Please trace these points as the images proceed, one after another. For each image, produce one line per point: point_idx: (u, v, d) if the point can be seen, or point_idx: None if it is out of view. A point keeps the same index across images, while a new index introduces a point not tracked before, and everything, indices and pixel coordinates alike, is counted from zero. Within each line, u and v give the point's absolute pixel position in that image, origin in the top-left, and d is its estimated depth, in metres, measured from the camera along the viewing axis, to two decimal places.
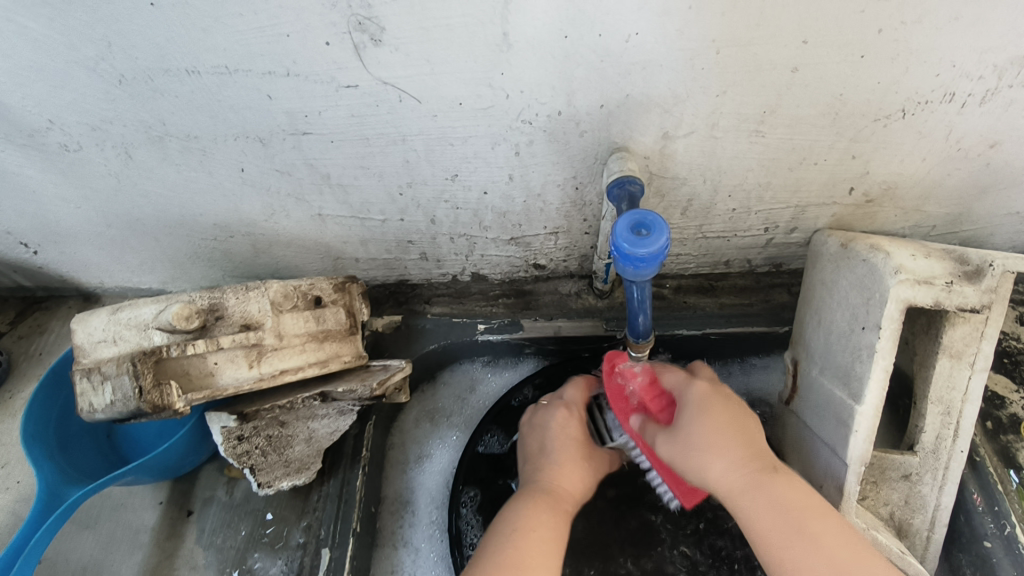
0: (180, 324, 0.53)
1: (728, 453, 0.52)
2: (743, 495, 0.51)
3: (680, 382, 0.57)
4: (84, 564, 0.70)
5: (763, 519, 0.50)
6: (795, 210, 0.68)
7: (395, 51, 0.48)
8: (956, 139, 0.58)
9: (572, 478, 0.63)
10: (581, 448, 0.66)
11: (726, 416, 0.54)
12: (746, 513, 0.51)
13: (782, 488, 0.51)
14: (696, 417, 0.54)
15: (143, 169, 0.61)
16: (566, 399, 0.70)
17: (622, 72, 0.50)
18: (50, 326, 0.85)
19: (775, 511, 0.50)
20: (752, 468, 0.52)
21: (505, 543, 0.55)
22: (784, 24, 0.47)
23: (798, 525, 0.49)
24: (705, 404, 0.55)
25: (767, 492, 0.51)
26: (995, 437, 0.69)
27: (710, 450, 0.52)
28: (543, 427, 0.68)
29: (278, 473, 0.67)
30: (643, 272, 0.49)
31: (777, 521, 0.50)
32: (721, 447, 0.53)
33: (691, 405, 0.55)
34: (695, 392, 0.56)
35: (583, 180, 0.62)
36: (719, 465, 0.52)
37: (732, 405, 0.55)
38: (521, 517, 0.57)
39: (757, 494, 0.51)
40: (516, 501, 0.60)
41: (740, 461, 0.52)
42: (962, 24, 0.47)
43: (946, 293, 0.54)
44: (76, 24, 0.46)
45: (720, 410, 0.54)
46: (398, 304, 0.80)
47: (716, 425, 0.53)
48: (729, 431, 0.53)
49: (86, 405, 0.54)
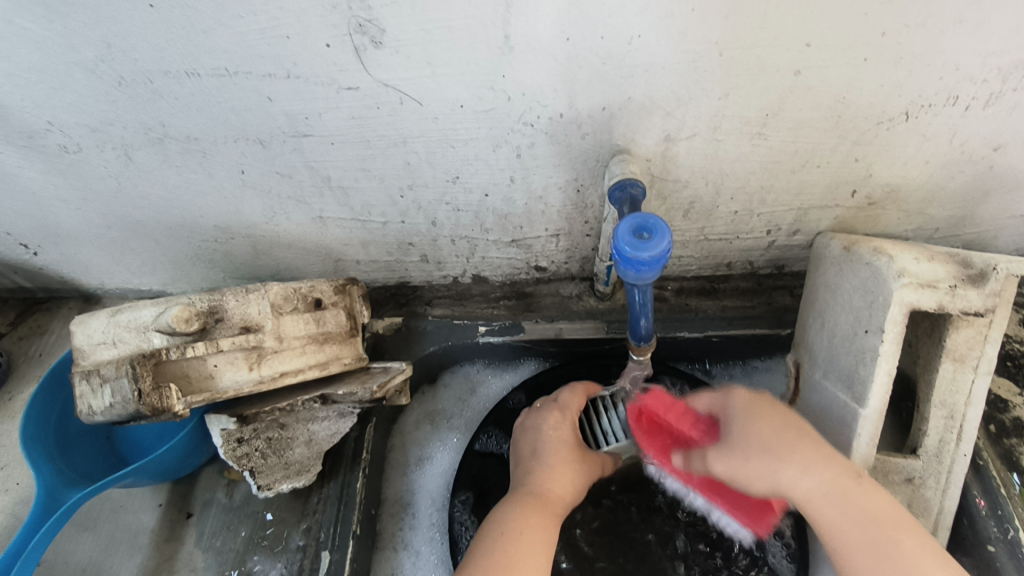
0: (179, 327, 0.53)
1: (796, 460, 0.52)
2: (822, 503, 0.51)
3: (718, 399, 0.59)
4: (83, 566, 0.69)
5: (848, 526, 0.50)
6: (797, 213, 0.67)
7: (396, 53, 0.48)
8: (960, 142, 0.58)
9: (563, 480, 0.63)
10: (574, 450, 0.65)
11: (785, 422, 0.55)
12: (825, 520, 0.51)
13: (859, 492, 0.51)
14: (751, 424, 0.55)
15: (143, 171, 0.60)
16: (561, 402, 0.69)
17: (624, 74, 0.50)
18: (50, 328, 0.85)
19: (859, 519, 0.50)
20: (829, 474, 0.52)
21: (494, 547, 0.54)
22: (788, 26, 0.46)
23: (881, 533, 0.49)
24: (759, 412, 0.55)
25: (847, 500, 0.51)
26: (998, 440, 0.69)
27: (779, 457, 0.52)
28: (534, 430, 0.67)
29: (278, 475, 0.66)
30: (645, 275, 0.49)
31: (863, 529, 0.49)
32: (790, 454, 0.52)
33: (738, 414, 0.56)
34: (738, 402, 0.57)
35: (584, 182, 0.62)
36: (790, 471, 0.52)
37: (784, 412, 0.56)
38: (510, 520, 0.57)
39: (839, 501, 0.51)
40: (505, 503, 0.60)
41: (813, 465, 0.52)
42: (967, 26, 0.47)
43: (949, 296, 0.54)
44: (76, 26, 0.46)
45: (775, 417, 0.55)
46: (399, 306, 0.80)
47: (778, 432, 0.54)
48: (796, 437, 0.53)
49: (86, 407, 0.54)
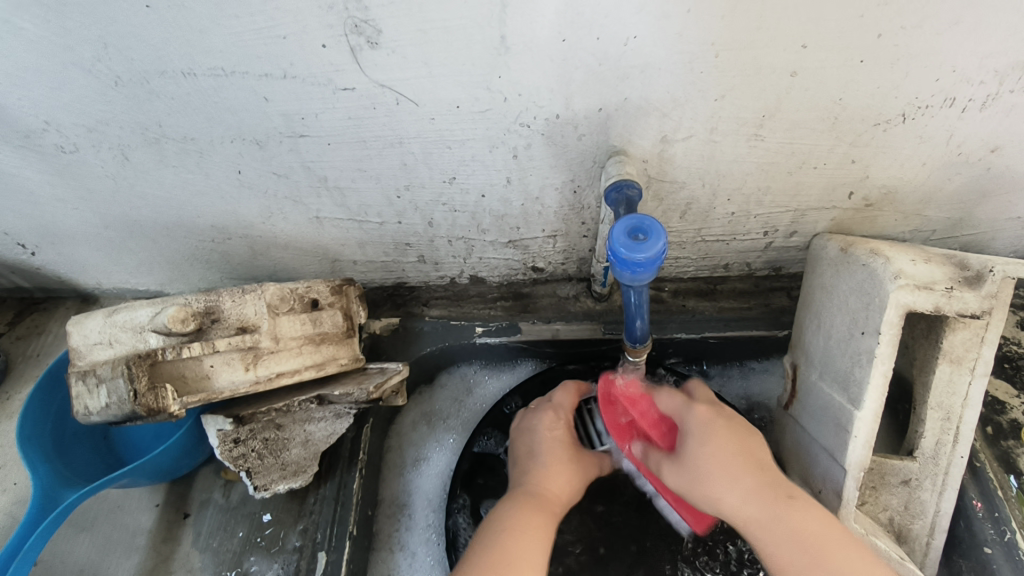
0: (175, 326, 0.53)
1: (736, 481, 0.53)
2: (755, 524, 0.52)
3: (682, 408, 0.58)
4: (80, 566, 0.69)
5: (781, 547, 0.50)
6: (794, 214, 0.67)
7: (392, 54, 0.48)
8: (956, 144, 0.58)
9: (560, 480, 0.63)
10: (569, 450, 0.66)
11: (732, 443, 0.55)
12: (758, 540, 0.51)
13: (793, 514, 0.51)
14: (699, 445, 0.55)
15: (140, 171, 0.60)
16: (555, 402, 0.70)
17: (620, 75, 0.50)
18: (48, 328, 0.85)
19: (790, 541, 0.50)
20: (763, 496, 0.52)
21: (493, 541, 0.55)
22: (784, 27, 0.46)
23: (812, 555, 0.49)
24: (710, 433, 0.56)
25: (781, 523, 0.51)
26: (995, 442, 0.69)
27: (720, 481, 0.53)
28: (530, 431, 0.68)
29: (274, 476, 0.66)
30: (640, 276, 0.49)
31: (794, 550, 0.50)
32: (730, 476, 0.53)
33: (692, 435, 0.56)
34: (695, 419, 0.57)
35: (581, 183, 0.62)
36: (730, 494, 0.53)
37: (739, 434, 0.56)
38: (509, 517, 0.57)
39: (772, 523, 0.51)
40: (504, 503, 0.60)
41: (751, 487, 0.53)
42: (964, 27, 0.47)
43: (946, 298, 0.54)
44: (73, 26, 0.46)
45: (725, 438, 0.55)
46: (396, 307, 0.80)
47: (723, 454, 0.54)
48: (741, 462, 0.54)
49: (82, 408, 0.54)
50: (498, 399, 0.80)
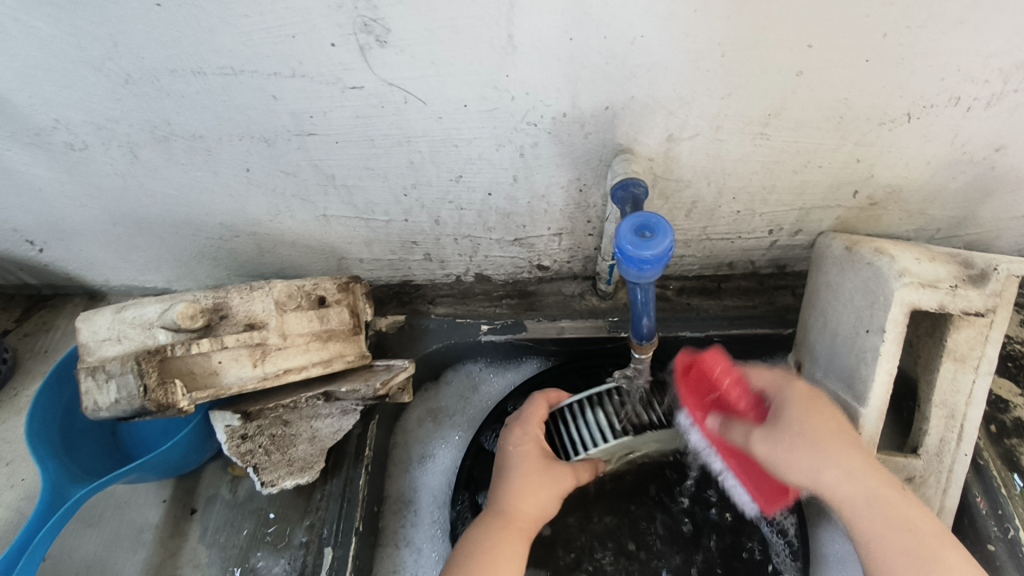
0: (184, 323, 0.53)
1: (840, 458, 0.53)
2: (856, 501, 0.52)
3: (777, 382, 0.58)
4: (88, 561, 0.70)
5: (878, 526, 0.51)
6: (799, 213, 0.68)
7: (400, 53, 0.48)
8: (961, 143, 0.58)
9: (532, 492, 0.62)
10: (541, 460, 0.64)
11: (834, 420, 0.55)
12: (856, 516, 0.52)
13: (904, 500, 0.52)
14: (802, 417, 0.55)
15: (149, 169, 0.61)
16: (523, 416, 0.68)
17: (627, 74, 0.50)
18: (55, 325, 0.85)
19: (888, 521, 0.51)
20: (871, 478, 0.53)
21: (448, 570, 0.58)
22: (790, 27, 0.47)
23: (912, 539, 0.50)
24: (813, 407, 0.55)
25: (883, 503, 0.52)
26: (999, 440, 0.69)
27: (827, 456, 0.53)
28: (502, 445, 0.67)
29: (281, 472, 0.66)
30: (647, 274, 0.49)
31: (892, 530, 0.51)
32: (836, 451, 0.53)
33: (792, 404, 0.56)
34: (794, 391, 0.57)
35: (587, 182, 0.63)
36: (835, 470, 0.53)
37: (838, 415, 0.56)
38: (471, 546, 0.59)
39: (875, 502, 0.52)
40: (473, 527, 0.61)
41: (859, 466, 0.53)
42: (969, 27, 0.47)
43: (950, 296, 0.54)
44: (84, 24, 0.46)
45: (827, 416, 0.55)
46: (402, 304, 0.81)
47: (827, 430, 0.54)
48: (847, 440, 0.54)
49: (91, 403, 0.54)
50: (500, 398, 0.79)
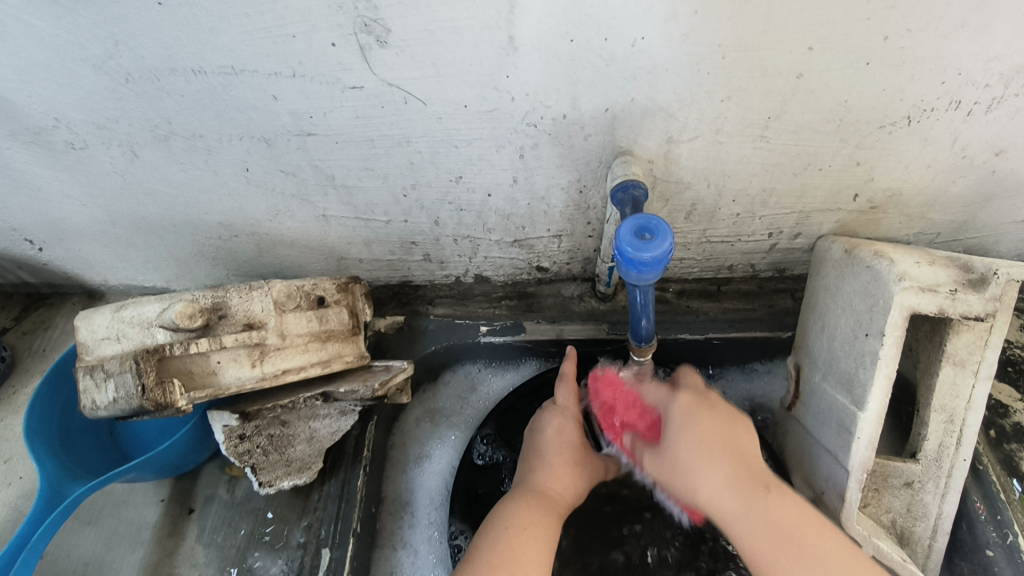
0: (182, 322, 0.53)
1: (710, 470, 0.53)
2: (732, 513, 0.51)
3: (665, 398, 0.60)
4: (85, 560, 0.70)
5: (753, 537, 0.50)
6: (799, 216, 0.67)
7: (401, 53, 0.48)
8: (962, 146, 0.58)
9: (564, 480, 0.64)
10: (576, 453, 0.66)
11: (711, 428, 0.55)
12: (735, 530, 0.51)
13: (778, 506, 0.51)
14: (679, 432, 0.56)
15: (149, 168, 0.61)
16: (561, 405, 0.69)
17: (627, 75, 0.50)
18: (53, 323, 0.85)
19: (770, 531, 0.50)
20: (745, 485, 0.52)
21: (499, 542, 0.55)
22: (790, 30, 0.47)
23: (790, 543, 0.49)
24: (691, 418, 0.56)
25: (758, 514, 0.50)
26: (998, 445, 0.69)
27: (699, 469, 0.53)
28: (538, 432, 0.67)
29: (279, 473, 0.66)
30: (646, 276, 0.49)
31: (770, 540, 0.49)
32: (706, 461, 0.53)
33: (674, 421, 0.57)
34: (678, 406, 0.58)
35: (587, 183, 0.62)
36: (708, 484, 0.53)
37: (721, 421, 0.56)
38: (515, 516, 0.58)
39: (748, 514, 0.51)
40: (508, 500, 0.60)
41: (732, 476, 0.52)
42: (969, 32, 0.47)
43: (949, 301, 0.54)
44: (85, 23, 0.46)
45: (707, 426, 0.55)
46: (401, 305, 0.81)
47: (704, 443, 0.54)
48: (721, 451, 0.54)
49: (89, 402, 0.54)
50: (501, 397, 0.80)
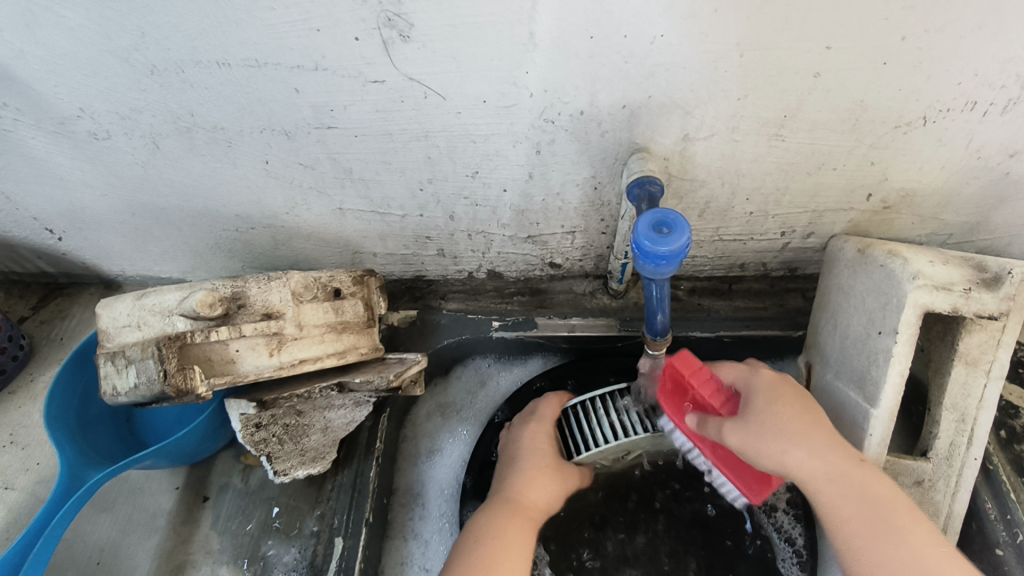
0: (203, 310, 0.53)
1: (805, 440, 0.54)
2: (825, 481, 0.53)
3: (744, 374, 0.60)
4: (101, 546, 0.70)
5: (847, 502, 0.52)
6: (812, 215, 0.68)
7: (422, 48, 0.49)
8: (976, 148, 0.58)
9: (540, 487, 0.65)
10: (550, 457, 0.67)
11: (796, 404, 0.56)
12: (829, 495, 0.53)
13: (863, 472, 0.53)
14: (766, 403, 0.56)
15: (170, 159, 0.62)
16: (537, 413, 0.71)
17: (645, 73, 0.51)
18: (71, 313, 0.87)
19: (860, 498, 0.52)
20: (834, 453, 0.54)
21: (472, 548, 0.58)
22: (809, 29, 0.47)
23: (880, 514, 0.51)
24: (776, 392, 0.57)
25: (852, 478, 0.52)
26: (1009, 446, 0.69)
27: (790, 436, 0.54)
28: (514, 441, 0.70)
29: (294, 462, 0.67)
30: (663, 269, 0.50)
31: (863, 507, 0.51)
32: (799, 434, 0.54)
33: (759, 393, 0.57)
34: (760, 381, 0.59)
35: (602, 180, 0.63)
36: (799, 450, 0.53)
37: (802, 398, 0.58)
38: (498, 522, 0.60)
39: (841, 479, 0.52)
40: (485, 510, 0.63)
41: (822, 445, 0.54)
42: (986, 32, 0.48)
43: (963, 299, 0.55)
44: (112, 14, 0.47)
45: (792, 399, 0.57)
46: (414, 299, 0.82)
47: (791, 412, 0.56)
48: (809, 421, 0.55)
49: (110, 388, 0.55)
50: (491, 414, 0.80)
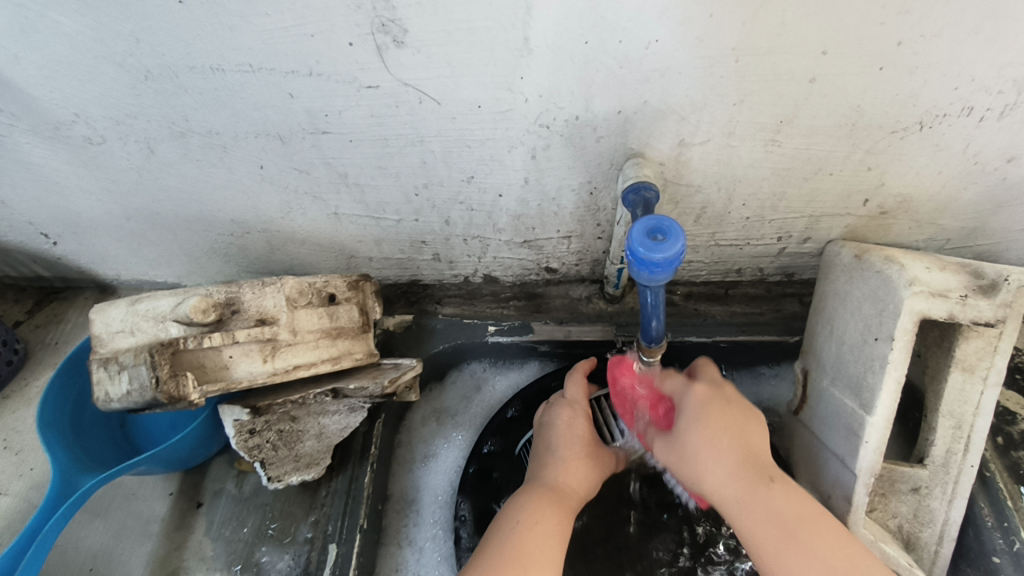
0: (197, 316, 0.53)
1: (721, 463, 0.54)
2: (735, 503, 0.52)
3: (680, 388, 0.59)
4: (94, 552, 0.70)
5: (755, 525, 0.51)
6: (808, 220, 0.68)
7: (417, 53, 0.49)
8: (973, 153, 0.58)
9: (576, 474, 0.62)
10: (586, 445, 0.64)
11: (721, 422, 0.55)
12: (739, 519, 0.52)
13: (774, 493, 0.52)
14: (691, 423, 0.56)
15: (165, 164, 0.62)
16: (569, 398, 0.69)
17: (641, 78, 0.51)
18: (66, 317, 0.87)
19: (769, 521, 0.50)
20: (748, 475, 0.53)
21: (508, 538, 0.54)
22: (805, 34, 0.47)
23: (789, 535, 0.50)
24: (705, 411, 0.56)
25: (759, 501, 0.51)
26: (1006, 452, 0.69)
27: (703, 458, 0.54)
28: (548, 427, 0.66)
29: (288, 468, 0.67)
30: (657, 277, 0.49)
31: (771, 529, 0.50)
32: (714, 457, 0.54)
33: (686, 412, 0.57)
34: (692, 398, 0.57)
35: (597, 185, 0.63)
36: (712, 473, 0.54)
37: (735, 415, 0.56)
38: (533, 513, 0.56)
39: (751, 502, 0.52)
40: (519, 496, 0.59)
41: (734, 466, 0.53)
42: (983, 38, 0.48)
43: (960, 306, 0.54)
44: (107, 20, 0.47)
45: (720, 417, 0.56)
46: (410, 303, 0.81)
47: (711, 433, 0.55)
48: (727, 443, 0.54)
49: (103, 394, 0.55)
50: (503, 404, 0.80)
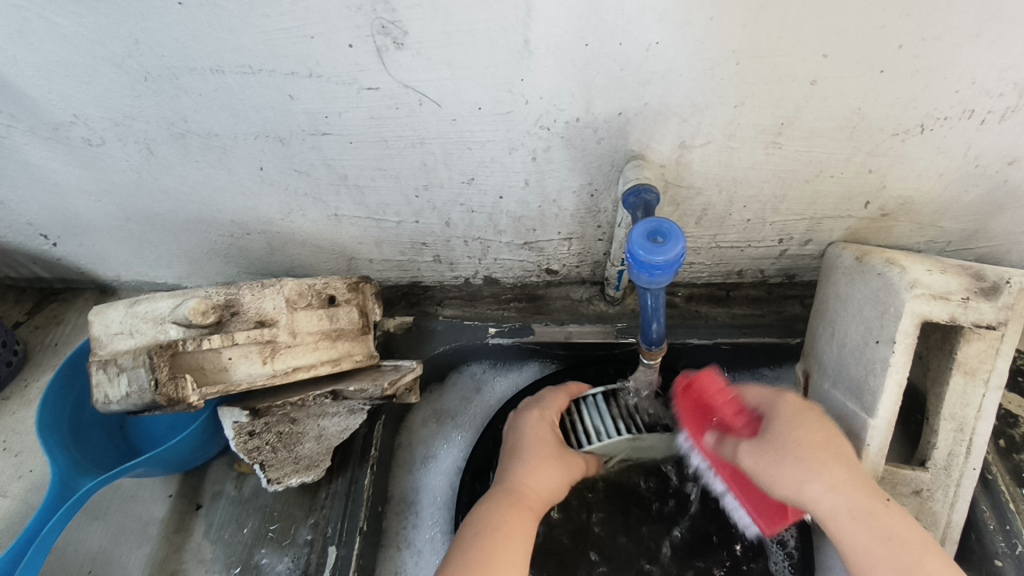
0: (196, 319, 0.52)
1: (828, 474, 0.52)
2: (846, 517, 0.50)
3: (769, 397, 0.58)
4: (93, 555, 0.70)
5: (868, 540, 0.49)
6: (810, 222, 0.68)
7: (416, 55, 0.48)
8: (974, 155, 0.58)
9: (544, 474, 0.62)
10: (553, 445, 0.64)
11: (823, 432, 0.54)
12: (848, 532, 0.50)
13: (886, 511, 0.50)
14: (791, 428, 0.54)
15: (164, 165, 0.61)
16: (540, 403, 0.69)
17: (641, 80, 0.50)
18: (66, 318, 0.86)
19: (879, 536, 0.49)
20: (863, 491, 0.51)
21: (467, 543, 0.55)
22: (805, 37, 0.47)
23: (902, 555, 0.48)
24: (803, 418, 0.55)
25: (874, 517, 0.50)
26: (1007, 455, 0.69)
27: (811, 466, 0.52)
28: (516, 431, 0.67)
29: (288, 470, 0.67)
30: (658, 279, 0.49)
31: (880, 545, 0.49)
32: (821, 465, 0.52)
33: (782, 417, 0.55)
34: (785, 406, 0.56)
35: (598, 187, 0.63)
36: (822, 481, 0.51)
37: (829, 428, 0.55)
38: (492, 516, 0.57)
39: (866, 517, 0.50)
40: (483, 500, 0.60)
41: (845, 479, 0.51)
42: (984, 40, 0.47)
43: (961, 309, 0.54)
44: (106, 21, 0.47)
45: (818, 428, 0.54)
46: (410, 305, 0.82)
47: (813, 441, 0.53)
48: (832, 454, 0.53)
49: (102, 396, 0.55)
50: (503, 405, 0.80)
